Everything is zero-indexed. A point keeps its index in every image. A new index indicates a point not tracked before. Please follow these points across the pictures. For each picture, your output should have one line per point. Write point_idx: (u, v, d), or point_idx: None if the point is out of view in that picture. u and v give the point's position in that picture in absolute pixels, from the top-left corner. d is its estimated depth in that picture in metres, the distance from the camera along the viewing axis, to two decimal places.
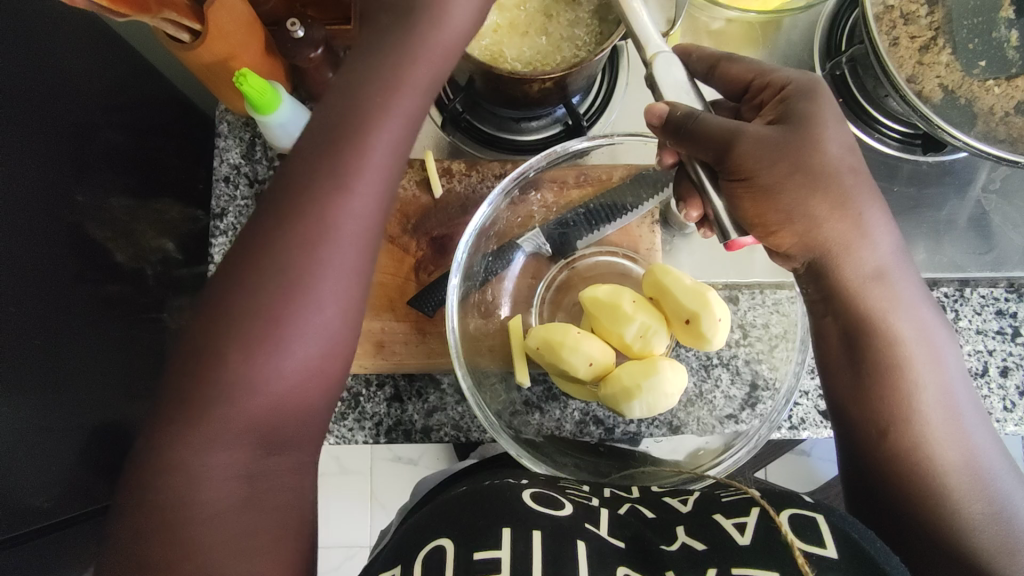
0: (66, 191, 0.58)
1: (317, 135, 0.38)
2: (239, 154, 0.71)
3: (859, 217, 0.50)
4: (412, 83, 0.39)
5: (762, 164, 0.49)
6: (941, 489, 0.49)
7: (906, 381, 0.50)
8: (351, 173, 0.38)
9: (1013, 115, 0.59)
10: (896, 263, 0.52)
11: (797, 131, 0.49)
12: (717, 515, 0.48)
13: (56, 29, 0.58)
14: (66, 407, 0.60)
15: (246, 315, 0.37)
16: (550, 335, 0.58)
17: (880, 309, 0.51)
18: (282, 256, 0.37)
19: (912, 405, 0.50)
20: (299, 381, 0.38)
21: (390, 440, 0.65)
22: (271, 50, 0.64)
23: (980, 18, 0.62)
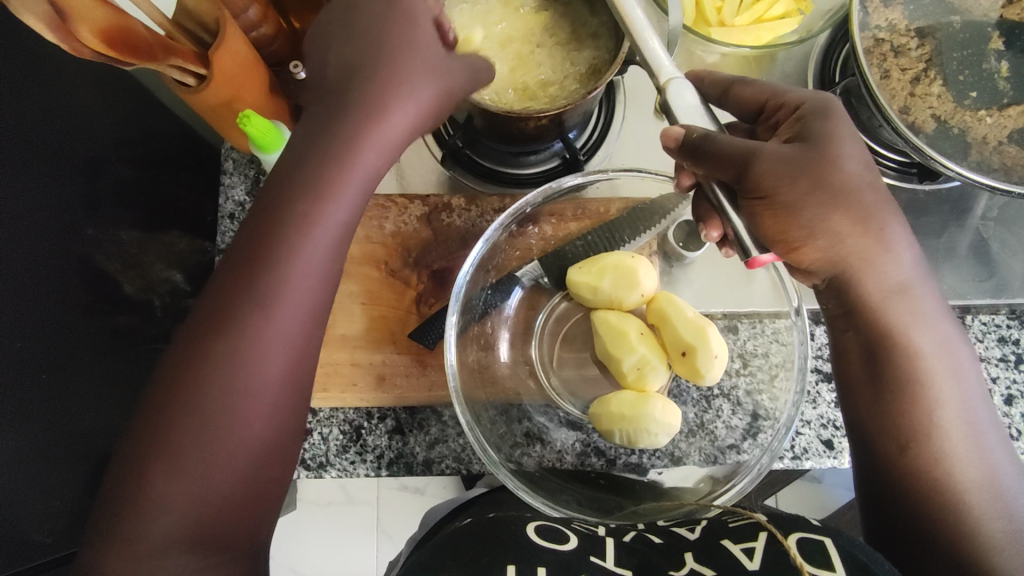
0: (75, 223, 0.60)
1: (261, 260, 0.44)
2: (244, 191, 0.73)
3: (881, 232, 0.50)
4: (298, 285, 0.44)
5: (781, 182, 0.47)
6: (960, 505, 0.49)
7: (924, 396, 0.50)
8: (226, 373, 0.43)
9: (1006, 144, 0.60)
10: (917, 279, 0.52)
11: (813, 149, 0.48)
12: (724, 541, 0.48)
13: (64, 70, 0.60)
14: (73, 438, 0.60)
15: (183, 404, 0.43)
16: (608, 328, 0.60)
17: (901, 322, 0.51)
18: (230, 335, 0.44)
19: (932, 419, 0.50)
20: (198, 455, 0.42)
21: (391, 473, 0.65)
22: (275, 90, 0.65)
23: (969, 50, 0.62)
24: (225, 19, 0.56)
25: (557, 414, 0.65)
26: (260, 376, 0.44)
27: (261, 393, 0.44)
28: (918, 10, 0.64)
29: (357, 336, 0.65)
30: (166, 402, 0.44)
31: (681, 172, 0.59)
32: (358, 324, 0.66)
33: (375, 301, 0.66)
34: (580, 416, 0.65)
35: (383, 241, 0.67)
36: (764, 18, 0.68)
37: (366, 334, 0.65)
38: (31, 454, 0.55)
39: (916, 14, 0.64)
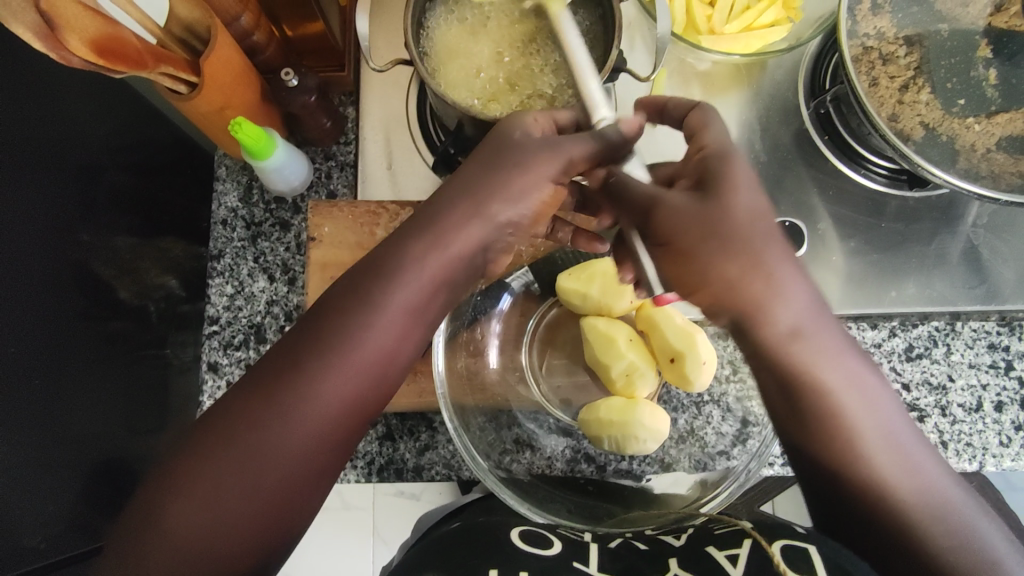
0: (70, 229, 0.60)
1: (348, 312, 0.44)
2: (237, 198, 0.73)
3: (770, 272, 0.45)
4: (375, 331, 0.44)
5: (678, 231, 0.46)
6: (917, 537, 0.43)
7: (861, 437, 0.44)
8: (297, 408, 0.42)
9: (994, 151, 0.60)
10: (814, 318, 0.46)
11: (710, 196, 0.45)
12: (710, 548, 0.48)
13: (60, 78, 0.61)
14: (70, 442, 0.60)
15: (241, 427, 0.42)
16: (594, 338, 0.61)
17: (802, 357, 0.45)
18: (307, 374, 0.42)
19: (860, 459, 0.44)
20: (243, 482, 0.41)
21: (382, 478, 0.65)
22: (266, 97, 0.65)
23: (957, 58, 0.63)
24: (215, 26, 0.56)
25: (547, 420, 0.65)
26: (323, 413, 0.42)
27: (316, 428, 0.42)
28: (907, 18, 0.64)
29: None
30: (216, 420, 0.42)
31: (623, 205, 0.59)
32: None
33: None
34: (570, 423, 0.65)
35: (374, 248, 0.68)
36: (753, 26, 0.68)
37: None
38: (28, 459, 0.55)
39: (904, 22, 0.64)
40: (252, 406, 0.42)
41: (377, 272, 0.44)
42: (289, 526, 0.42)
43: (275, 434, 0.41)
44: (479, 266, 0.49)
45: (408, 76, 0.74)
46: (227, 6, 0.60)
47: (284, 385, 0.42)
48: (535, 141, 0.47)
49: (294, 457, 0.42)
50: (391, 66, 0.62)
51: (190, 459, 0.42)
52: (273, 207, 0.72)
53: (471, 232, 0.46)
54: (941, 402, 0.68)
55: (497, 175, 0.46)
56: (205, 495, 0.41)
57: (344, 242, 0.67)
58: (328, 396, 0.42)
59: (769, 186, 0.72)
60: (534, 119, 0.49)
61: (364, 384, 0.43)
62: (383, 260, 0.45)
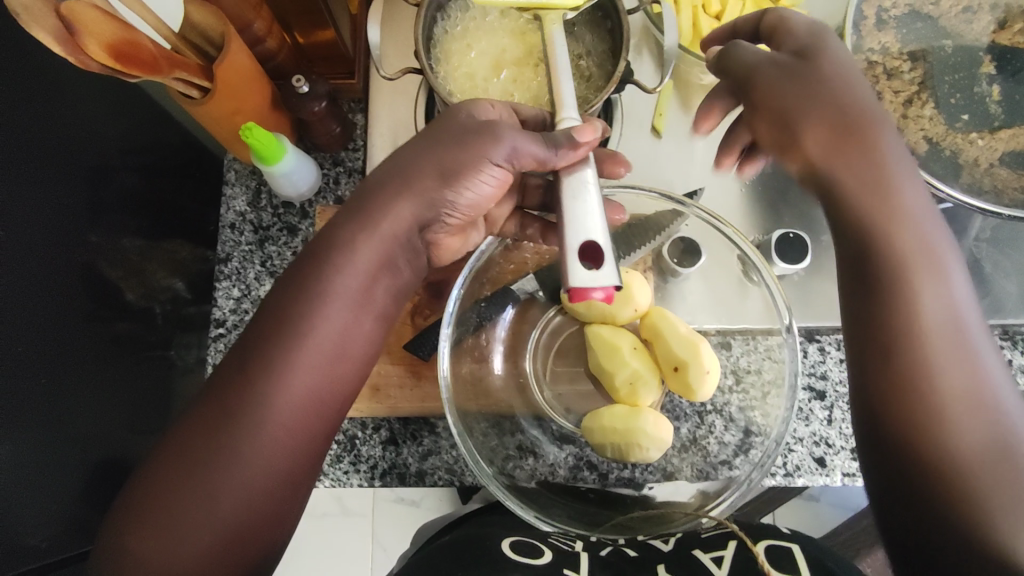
0: (79, 230, 0.61)
1: (293, 296, 0.47)
2: (246, 202, 0.73)
3: (883, 142, 0.50)
4: (330, 306, 0.47)
5: (780, 89, 0.52)
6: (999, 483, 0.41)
7: (952, 384, 0.44)
8: (265, 389, 0.45)
9: (997, 167, 0.61)
10: (937, 241, 0.48)
11: (807, 61, 0.52)
12: (696, 551, 0.50)
13: (73, 82, 0.62)
14: (74, 441, 0.60)
15: (210, 418, 0.45)
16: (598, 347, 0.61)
17: (908, 247, 0.48)
18: (265, 356, 0.46)
19: (930, 361, 0.45)
20: (229, 468, 0.44)
21: (384, 483, 0.65)
22: (277, 102, 0.66)
23: (961, 74, 0.63)
24: (229, 34, 0.57)
25: (550, 428, 0.66)
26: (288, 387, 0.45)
27: (285, 403, 0.45)
28: (911, 34, 0.65)
29: None
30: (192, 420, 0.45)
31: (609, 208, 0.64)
32: None
33: None
34: (573, 430, 0.65)
35: None
36: None
37: None
38: (34, 458, 0.55)
39: (909, 37, 0.65)
40: (219, 402, 0.45)
41: (314, 265, 0.48)
42: (285, 501, 0.46)
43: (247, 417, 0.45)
44: (418, 249, 0.54)
45: (415, 85, 0.75)
46: (240, 13, 0.61)
47: (247, 371, 0.46)
48: (470, 123, 0.51)
49: (269, 433, 0.45)
50: (401, 75, 0.62)
51: (172, 460, 0.44)
52: (280, 211, 0.73)
53: (402, 212, 0.50)
54: None
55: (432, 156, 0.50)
56: (192, 489, 0.43)
57: None
58: (295, 373, 0.46)
59: (774, 197, 0.72)
60: (492, 109, 0.53)
61: (330, 356, 0.47)
62: (322, 246, 0.49)
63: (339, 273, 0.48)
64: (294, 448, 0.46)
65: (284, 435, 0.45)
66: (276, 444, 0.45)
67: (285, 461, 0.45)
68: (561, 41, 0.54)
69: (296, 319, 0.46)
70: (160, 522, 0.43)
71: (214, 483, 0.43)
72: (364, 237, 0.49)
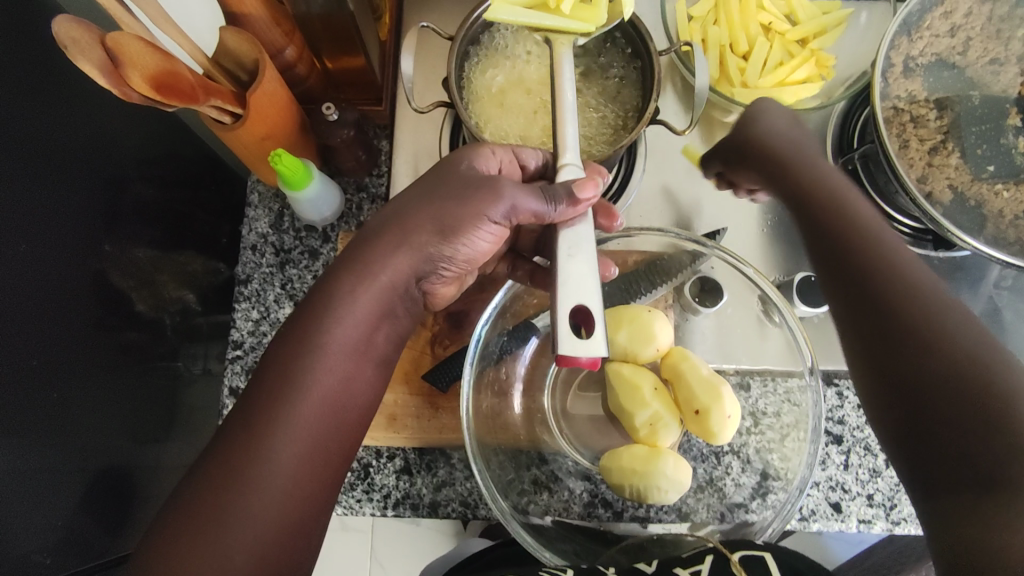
0: (94, 240, 0.61)
1: (294, 343, 0.50)
2: (268, 223, 0.73)
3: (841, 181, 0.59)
4: (332, 350, 0.50)
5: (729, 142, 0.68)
6: (926, 315, 0.48)
7: (953, 350, 0.46)
8: (275, 431, 0.47)
9: (1022, 219, 0.61)
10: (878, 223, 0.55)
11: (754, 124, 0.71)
12: (675, 569, 0.49)
13: (96, 96, 0.63)
14: (81, 455, 0.59)
15: (221, 466, 0.46)
16: (619, 386, 0.60)
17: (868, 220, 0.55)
18: (273, 402, 0.48)
19: (881, 253, 0.52)
20: (243, 515, 0.45)
21: (397, 513, 0.65)
22: (306, 129, 0.66)
23: (988, 125, 0.64)
24: (263, 63, 0.57)
25: (566, 464, 0.65)
26: (295, 428, 0.47)
27: (294, 443, 0.47)
28: (938, 83, 0.65)
29: None
30: (204, 473, 0.46)
31: (601, 264, 0.63)
32: None
33: None
34: (589, 466, 0.65)
35: None
36: (786, 81, 0.69)
37: None
38: (44, 473, 0.55)
39: (935, 85, 0.65)
40: (230, 452, 0.46)
41: (315, 314, 0.51)
42: (299, 545, 0.47)
43: (258, 463, 0.46)
44: (416, 296, 0.58)
45: (443, 112, 0.75)
46: (272, 39, 0.61)
47: (254, 418, 0.47)
48: (469, 173, 0.55)
49: (281, 476, 0.46)
50: (432, 108, 0.63)
51: (184, 515, 0.45)
52: (303, 234, 0.73)
53: (399, 265, 0.54)
54: None
55: (429, 209, 0.53)
56: (205, 539, 0.44)
57: None
58: (302, 415, 0.48)
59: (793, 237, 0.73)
60: (493, 155, 0.56)
61: (337, 397, 0.50)
62: (321, 296, 0.52)
63: (335, 317, 0.51)
64: (306, 489, 0.48)
65: (296, 476, 0.47)
66: (295, 480, 0.47)
67: (297, 502, 0.47)
68: (569, 78, 0.54)
69: (298, 369, 0.49)
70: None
71: (229, 530, 0.44)
72: (362, 285, 0.52)
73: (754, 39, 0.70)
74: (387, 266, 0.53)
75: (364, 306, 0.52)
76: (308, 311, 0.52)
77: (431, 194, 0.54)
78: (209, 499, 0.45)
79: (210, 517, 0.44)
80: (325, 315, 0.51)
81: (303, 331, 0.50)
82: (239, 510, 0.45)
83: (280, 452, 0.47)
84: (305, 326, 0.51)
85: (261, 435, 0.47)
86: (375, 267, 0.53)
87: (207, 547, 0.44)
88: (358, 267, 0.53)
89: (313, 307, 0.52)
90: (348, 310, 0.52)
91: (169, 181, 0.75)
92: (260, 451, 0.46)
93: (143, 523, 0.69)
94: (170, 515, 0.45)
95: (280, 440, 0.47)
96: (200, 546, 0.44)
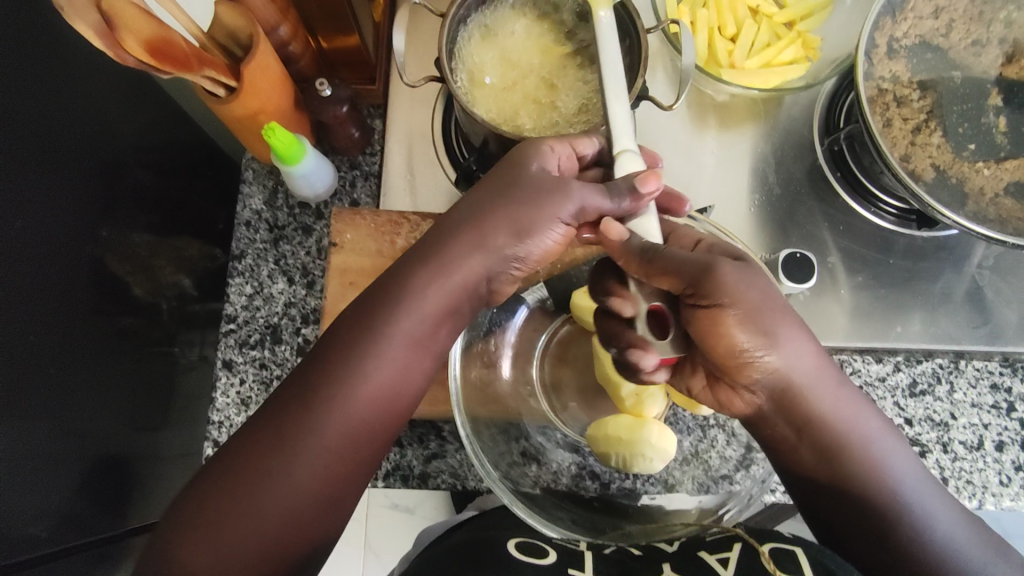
0: (92, 225, 0.62)
1: (362, 324, 0.50)
2: (262, 200, 0.74)
3: (758, 321, 0.49)
4: (392, 342, 0.49)
5: (684, 281, 0.50)
6: (842, 461, 0.49)
7: (866, 495, 0.49)
8: (323, 414, 0.47)
9: (1002, 196, 0.62)
10: (768, 310, 0.50)
11: (698, 264, 0.50)
12: (700, 552, 0.56)
13: (93, 81, 0.64)
14: (78, 436, 0.60)
15: (269, 434, 0.47)
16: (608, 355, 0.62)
17: (760, 310, 0.49)
18: (329, 383, 0.48)
19: (803, 404, 0.50)
20: (281, 488, 0.46)
21: (388, 485, 0.66)
22: (300, 105, 0.68)
23: (969, 104, 0.65)
24: (257, 36, 0.58)
25: (555, 435, 0.67)
26: (343, 413, 0.48)
27: (337, 428, 0.47)
28: (921, 64, 0.67)
29: None
30: (251, 436, 0.47)
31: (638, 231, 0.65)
32: None
33: None
34: (578, 439, 0.66)
35: (393, 256, 0.69)
36: (771, 64, 0.71)
37: None
38: (40, 453, 0.55)
39: (918, 67, 0.66)
40: (281, 421, 0.47)
41: (384, 300, 0.50)
42: (326, 524, 0.48)
43: (302, 439, 0.47)
44: (483, 297, 0.54)
45: (435, 92, 0.76)
46: (269, 18, 0.62)
47: (308, 396, 0.48)
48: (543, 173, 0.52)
49: (325, 456, 0.47)
50: (423, 82, 0.63)
51: (221, 476, 0.46)
52: (296, 211, 0.74)
53: (475, 262, 0.51)
54: (943, 439, 0.68)
55: (505, 202, 0.51)
56: (240, 505, 0.45)
57: (364, 249, 0.69)
58: (352, 401, 0.48)
59: (781, 219, 0.74)
60: (552, 152, 0.53)
61: (390, 390, 0.50)
62: (390, 282, 0.51)
63: (397, 308, 0.50)
64: (345, 472, 0.48)
65: (338, 461, 0.48)
66: (336, 464, 0.47)
67: (333, 485, 0.48)
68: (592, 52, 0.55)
69: (359, 355, 0.49)
70: (204, 533, 0.44)
71: (263, 498, 0.45)
72: (436, 278, 0.50)
73: (741, 21, 0.71)
74: (458, 260, 0.51)
75: (433, 303, 0.50)
76: (378, 296, 0.51)
77: (504, 189, 0.52)
78: (249, 464, 0.46)
79: (250, 483, 0.45)
80: (389, 301, 0.50)
81: (378, 322, 0.50)
82: (278, 482, 0.46)
83: (322, 439, 0.47)
84: (369, 315, 0.50)
85: (309, 412, 0.47)
86: (440, 262, 0.51)
87: (243, 514, 0.45)
88: (431, 259, 0.51)
89: (382, 294, 0.51)
90: (413, 304, 0.50)
91: (164, 165, 0.75)
92: (306, 434, 0.47)
93: (138, 502, 0.70)
94: (210, 468, 0.47)
95: (325, 428, 0.47)
96: (232, 510, 0.45)
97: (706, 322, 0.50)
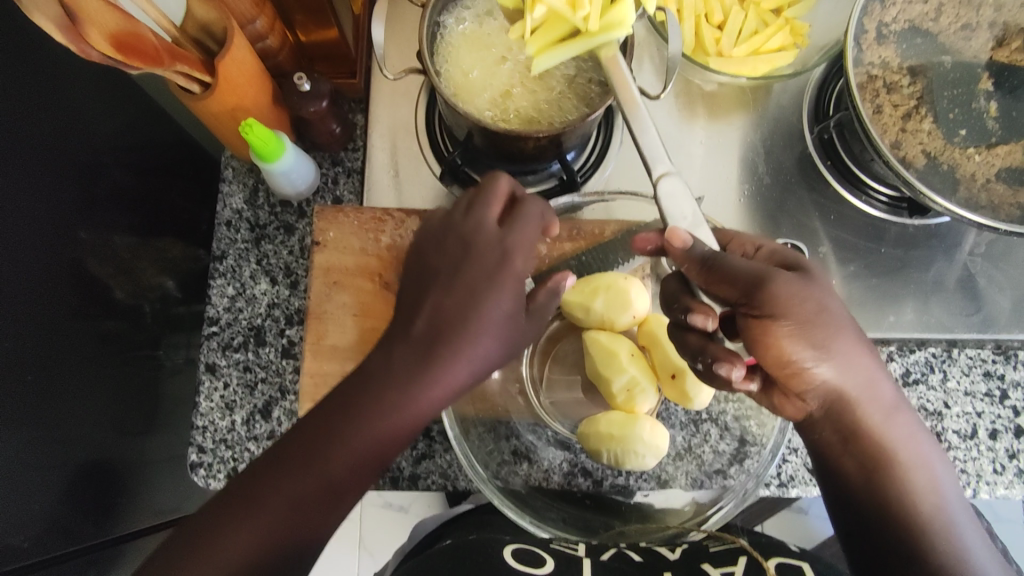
0: (69, 226, 0.60)
1: (372, 388, 0.45)
2: (242, 200, 0.72)
3: (818, 338, 0.47)
4: (394, 415, 0.45)
5: (742, 288, 0.48)
6: (888, 475, 0.48)
7: (911, 515, 0.48)
8: (311, 469, 0.44)
9: (994, 181, 0.61)
10: (834, 325, 0.47)
11: (760, 272, 0.47)
12: (705, 564, 0.55)
13: (68, 78, 0.62)
14: (60, 443, 0.58)
15: (264, 477, 0.45)
16: (598, 350, 0.61)
17: (826, 325, 0.47)
18: (326, 437, 0.45)
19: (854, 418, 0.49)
20: (255, 531, 0.43)
21: (376, 486, 0.65)
22: (279, 100, 0.66)
23: (959, 89, 0.64)
24: (231, 28, 0.56)
25: (545, 433, 0.65)
26: (330, 472, 0.44)
27: (320, 484, 0.44)
28: (911, 49, 0.65)
29: (347, 347, 0.65)
30: (252, 471, 0.45)
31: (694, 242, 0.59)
32: (349, 335, 0.66)
33: (368, 314, 0.66)
34: (568, 435, 0.65)
35: (378, 253, 0.68)
36: (760, 50, 0.70)
37: (357, 346, 0.66)
38: (21, 461, 0.54)
39: (908, 52, 0.65)
40: (276, 463, 0.45)
41: (400, 370, 0.45)
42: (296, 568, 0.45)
43: (287, 488, 0.44)
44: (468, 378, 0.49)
45: (419, 84, 0.74)
46: (244, 9, 0.60)
47: (304, 445, 0.45)
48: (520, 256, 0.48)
49: (306, 508, 0.44)
50: (405, 75, 0.62)
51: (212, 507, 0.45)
52: (278, 210, 0.72)
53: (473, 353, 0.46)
54: (937, 428, 0.67)
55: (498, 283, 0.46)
56: (221, 541, 0.43)
57: (347, 248, 0.67)
58: (340, 462, 0.44)
59: (771, 209, 0.73)
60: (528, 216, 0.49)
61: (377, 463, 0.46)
62: (403, 345, 0.46)
63: (405, 382, 0.45)
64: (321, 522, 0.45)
65: (315, 520, 0.45)
66: (311, 517, 0.45)
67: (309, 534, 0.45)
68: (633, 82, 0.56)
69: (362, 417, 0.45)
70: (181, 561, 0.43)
71: (235, 538, 0.43)
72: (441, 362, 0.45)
73: (728, 9, 0.70)
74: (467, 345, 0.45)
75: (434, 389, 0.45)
76: (400, 357, 0.45)
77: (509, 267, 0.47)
78: (238, 500, 0.44)
79: (231, 524, 0.44)
80: (400, 370, 0.45)
81: (410, 372, 0.45)
82: (252, 527, 0.43)
83: (315, 481, 0.44)
84: (382, 382, 0.45)
85: (302, 465, 0.44)
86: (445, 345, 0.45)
87: (218, 551, 0.43)
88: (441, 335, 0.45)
89: (403, 358, 0.45)
90: (412, 384, 0.45)
91: (144, 164, 0.73)
92: (292, 478, 0.44)
93: (123, 508, 0.69)
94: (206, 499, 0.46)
95: (312, 482, 0.44)
96: (223, 533, 0.43)
97: (758, 334, 0.47)
